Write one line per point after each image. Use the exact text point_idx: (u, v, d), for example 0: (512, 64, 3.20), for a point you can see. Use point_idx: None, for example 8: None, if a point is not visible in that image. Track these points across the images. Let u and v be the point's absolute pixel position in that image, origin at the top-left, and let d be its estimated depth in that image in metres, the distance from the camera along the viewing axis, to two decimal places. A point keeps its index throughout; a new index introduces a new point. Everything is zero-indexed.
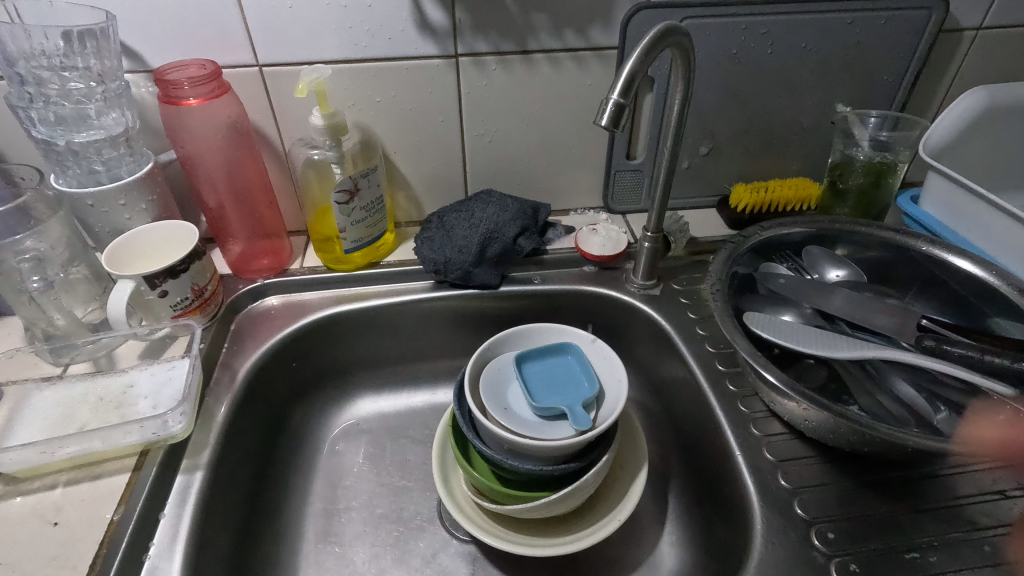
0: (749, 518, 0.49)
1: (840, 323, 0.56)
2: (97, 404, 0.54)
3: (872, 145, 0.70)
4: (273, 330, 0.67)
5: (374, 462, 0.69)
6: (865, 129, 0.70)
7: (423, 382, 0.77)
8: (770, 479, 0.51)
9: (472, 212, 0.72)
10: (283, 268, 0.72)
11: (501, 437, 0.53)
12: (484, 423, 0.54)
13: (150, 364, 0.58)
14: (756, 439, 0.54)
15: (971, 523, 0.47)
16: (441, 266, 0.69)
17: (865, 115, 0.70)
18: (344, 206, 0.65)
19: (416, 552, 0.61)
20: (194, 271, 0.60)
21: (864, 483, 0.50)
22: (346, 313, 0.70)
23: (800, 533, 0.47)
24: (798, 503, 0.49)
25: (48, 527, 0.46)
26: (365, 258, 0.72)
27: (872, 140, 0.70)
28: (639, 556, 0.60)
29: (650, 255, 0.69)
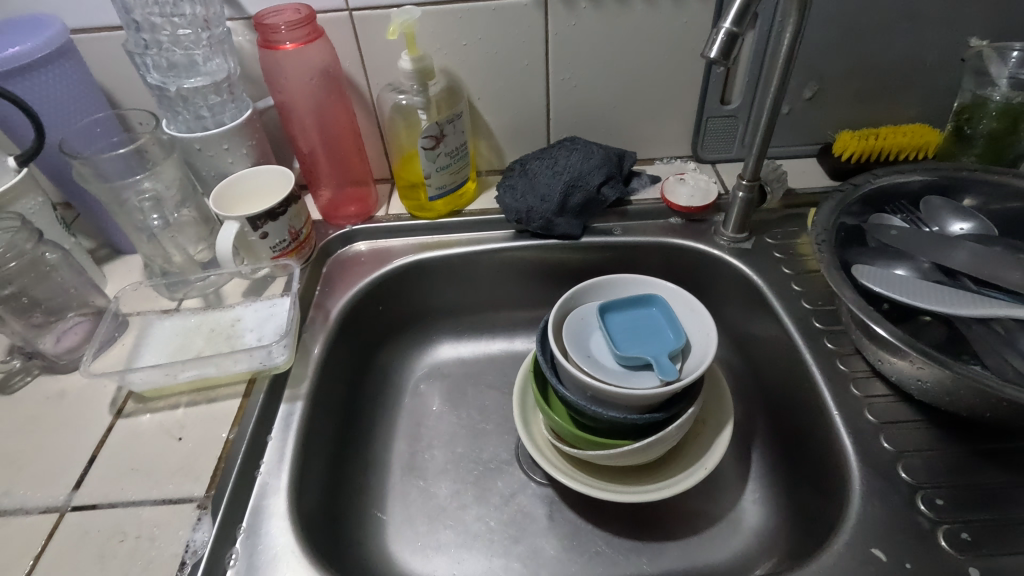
0: (846, 480, 0.47)
1: (963, 280, 0.51)
2: (210, 335, 0.58)
3: (1011, 84, 0.61)
4: (362, 273, 0.70)
5: (454, 405, 0.72)
6: (1003, 67, 0.61)
7: (501, 330, 0.78)
8: (871, 440, 0.48)
9: (556, 159, 0.70)
10: (370, 214, 0.74)
11: (585, 382, 0.54)
12: (567, 367, 0.54)
13: (254, 301, 0.61)
14: (856, 400, 0.51)
15: None
16: (523, 215, 0.69)
17: (1006, 49, 0.61)
18: (429, 152, 0.65)
19: (495, 491, 0.64)
20: (290, 214, 0.62)
21: (979, 451, 0.46)
22: (429, 260, 0.71)
23: (903, 497, 0.44)
24: (902, 466, 0.46)
25: (173, 441, 0.51)
26: (448, 206, 0.73)
27: (1011, 78, 0.61)
28: (719, 511, 0.60)
29: (743, 206, 0.65)
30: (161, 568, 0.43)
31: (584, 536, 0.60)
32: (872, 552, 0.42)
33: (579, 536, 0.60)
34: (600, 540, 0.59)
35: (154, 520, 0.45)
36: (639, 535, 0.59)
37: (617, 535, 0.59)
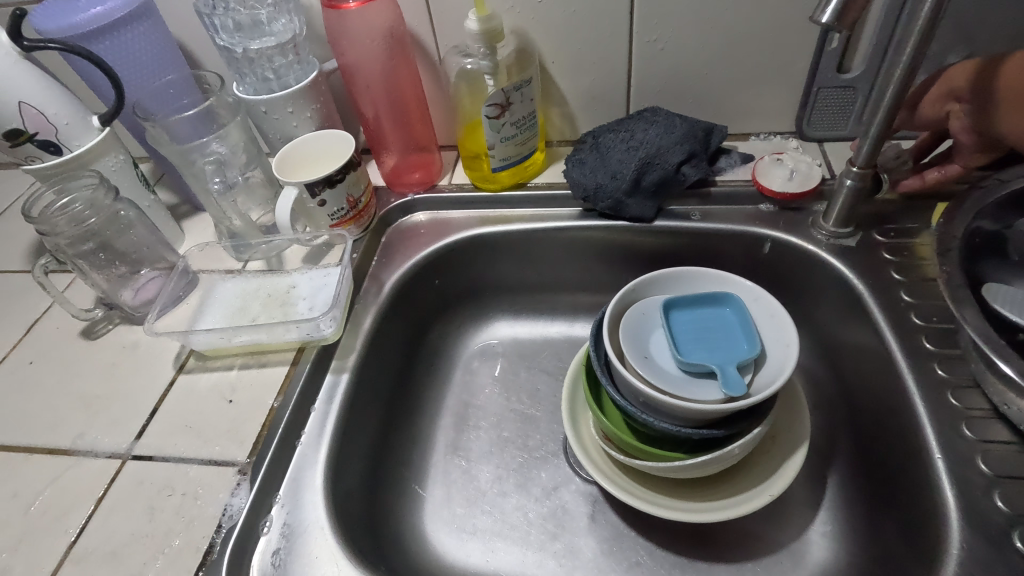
0: (941, 541, 0.39)
1: None
2: (266, 301, 0.59)
3: None
4: (419, 245, 0.68)
5: (505, 386, 0.70)
6: None
7: (561, 312, 0.74)
8: (980, 496, 0.40)
9: (632, 133, 0.64)
10: (433, 183, 0.72)
11: (638, 387, 0.49)
12: (619, 370, 0.50)
13: (310, 269, 0.61)
14: (966, 444, 0.43)
15: None
16: (591, 193, 0.63)
17: None
18: (494, 121, 0.61)
19: (538, 482, 0.61)
20: (349, 182, 0.61)
21: None
22: (489, 235, 0.68)
23: (1014, 573, 0.37)
24: (1018, 535, 0.38)
25: (224, 403, 0.53)
26: (513, 178, 0.69)
27: None
28: (780, 539, 0.54)
29: (850, 196, 0.56)
30: (201, 528, 0.44)
31: (626, 543, 0.56)
32: None
33: (620, 542, 0.56)
34: (643, 550, 0.56)
35: (199, 480, 0.47)
36: (686, 551, 0.55)
37: (662, 548, 0.55)
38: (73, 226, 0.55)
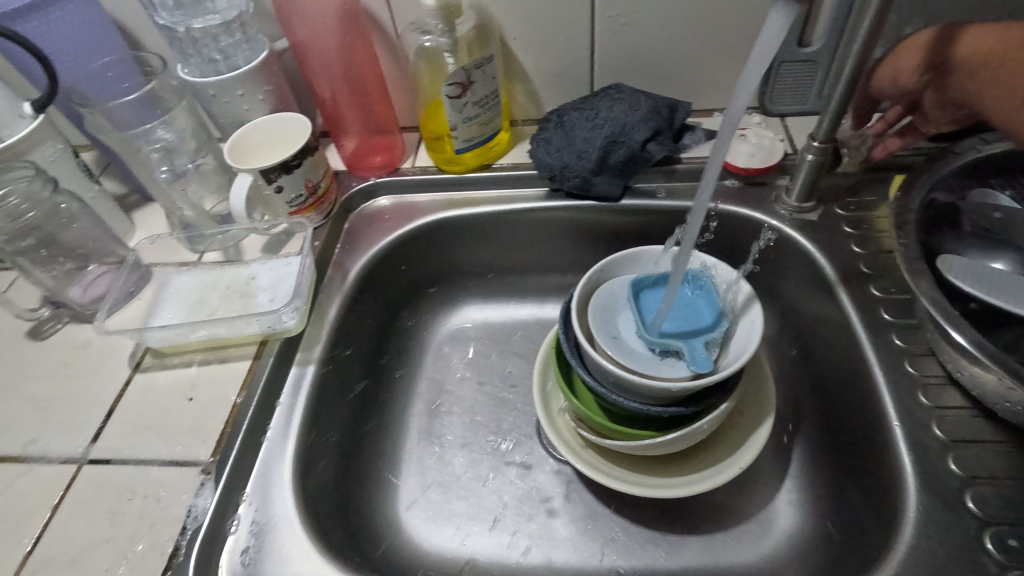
0: (899, 505, 0.41)
1: None
2: (225, 293, 0.57)
3: None
4: (384, 231, 0.66)
5: (477, 371, 0.69)
6: None
7: (531, 294, 0.74)
8: (936, 460, 0.41)
9: (597, 110, 0.63)
10: (396, 166, 0.70)
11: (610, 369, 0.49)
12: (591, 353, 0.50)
13: (270, 259, 0.59)
14: (923, 411, 0.44)
15: None
16: (557, 173, 0.63)
17: None
18: (455, 100, 0.59)
19: (512, 465, 0.61)
20: (307, 167, 0.59)
21: None
22: (455, 219, 0.67)
23: (966, 533, 0.38)
24: (970, 495, 0.40)
25: (184, 401, 0.51)
26: (478, 159, 0.67)
27: None
28: (748, 509, 0.55)
29: (812, 171, 0.56)
30: (164, 531, 0.43)
31: (600, 520, 0.57)
32: None
33: (595, 520, 0.57)
34: (617, 527, 0.56)
35: (161, 482, 0.46)
36: (660, 525, 0.56)
37: (636, 523, 0.56)
38: (9, 222, 0.52)
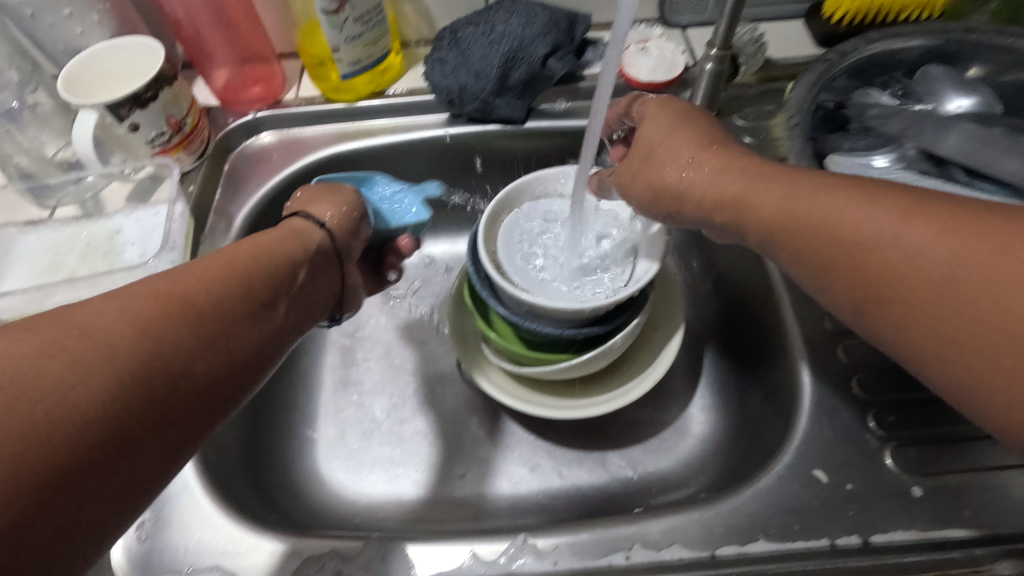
0: (795, 395, 0.43)
1: (879, 390, 0.42)
2: (85, 251, 0.50)
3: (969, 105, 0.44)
4: (272, 170, 0.60)
5: (393, 315, 0.66)
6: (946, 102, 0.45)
7: (443, 231, 0.71)
8: (826, 353, 0.44)
9: (491, 25, 0.58)
10: (277, 98, 0.62)
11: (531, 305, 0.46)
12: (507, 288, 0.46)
13: (136, 209, 0.52)
14: (816, 310, 0.46)
15: None
16: (455, 96, 0.59)
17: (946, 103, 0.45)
18: (333, 16, 0.52)
19: (434, 404, 0.60)
20: (165, 101, 0.51)
21: None
22: (350, 152, 0.61)
23: (853, 415, 0.41)
24: (857, 381, 0.43)
25: None
26: (369, 85, 0.61)
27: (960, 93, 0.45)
28: (666, 420, 0.56)
29: (711, 81, 0.55)
30: None
31: (526, 447, 0.57)
32: (813, 474, 0.39)
33: (519, 448, 0.57)
34: (542, 451, 0.56)
35: None
36: (583, 445, 0.56)
37: (560, 446, 0.56)
38: None
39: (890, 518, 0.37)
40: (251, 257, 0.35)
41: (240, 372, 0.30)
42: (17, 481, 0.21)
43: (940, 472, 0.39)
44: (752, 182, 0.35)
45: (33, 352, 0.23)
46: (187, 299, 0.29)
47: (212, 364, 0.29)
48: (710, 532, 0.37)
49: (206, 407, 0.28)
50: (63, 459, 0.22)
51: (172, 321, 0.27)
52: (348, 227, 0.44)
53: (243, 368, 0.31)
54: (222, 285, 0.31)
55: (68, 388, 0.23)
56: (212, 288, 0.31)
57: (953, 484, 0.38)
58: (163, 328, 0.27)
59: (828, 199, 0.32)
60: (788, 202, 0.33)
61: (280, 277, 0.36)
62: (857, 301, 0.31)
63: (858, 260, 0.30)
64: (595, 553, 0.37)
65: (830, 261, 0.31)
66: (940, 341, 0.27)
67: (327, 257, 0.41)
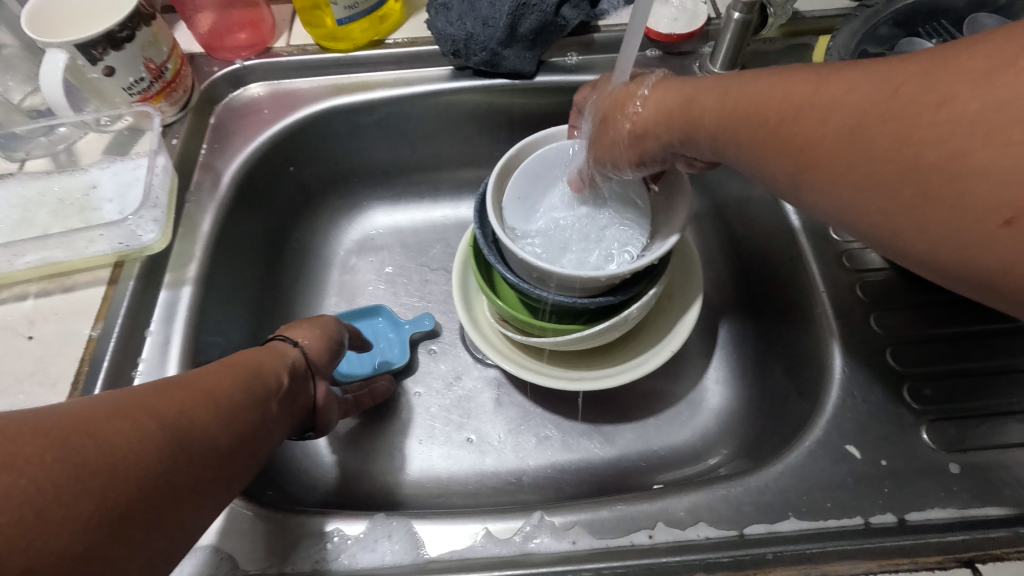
0: (824, 367, 0.41)
1: (912, 362, 0.40)
2: (57, 207, 0.45)
3: None
4: (262, 124, 0.55)
5: (392, 283, 0.63)
6: None
7: (444, 194, 0.67)
8: (858, 322, 0.42)
9: None
10: (265, 46, 0.57)
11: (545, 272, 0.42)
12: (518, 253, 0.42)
13: (113, 162, 0.48)
14: (846, 278, 0.44)
15: None
16: (461, 46, 0.54)
17: None
18: None
19: (436, 375, 0.57)
20: (142, 41, 0.46)
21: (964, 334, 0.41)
22: (346, 106, 0.57)
23: (887, 388, 0.39)
24: (890, 352, 0.40)
25: (22, 341, 0.41)
26: (366, 33, 0.56)
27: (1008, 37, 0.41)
28: (679, 392, 0.54)
29: (738, 32, 0.51)
30: None
31: (533, 420, 0.54)
32: (845, 449, 0.37)
33: (526, 420, 0.54)
34: (550, 425, 0.54)
35: None
36: (593, 418, 0.54)
37: (568, 419, 0.54)
38: None
39: (926, 496, 0.35)
40: (253, 356, 0.34)
41: (245, 459, 0.29)
42: (64, 541, 0.20)
43: (978, 448, 0.37)
44: (696, 97, 0.33)
45: (96, 420, 0.23)
46: (204, 392, 0.28)
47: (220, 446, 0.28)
48: (738, 511, 0.35)
49: (216, 494, 0.27)
50: (101, 526, 0.21)
51: (194, 404, 0.27)
52: (330, 361, 0.41)
53: (248, 455, 0.30)
54: (231, 379, 0.31)
55: (121, 457, 0.22)
56: (235, 372, 0.31)
57: (992, 461, 0.36)
58: (185, 410, 0.26)
59: (780, 87, 0.28)
60: (740, 100, 0.30)
61: (271, 383, 0.33)
62: (869, 211, 0.25)
63: (846, 159, 0.25)
64: (616, 532, 0.35)
65: (816, 169, 0.27)
66: (1012, 185, 0.20)
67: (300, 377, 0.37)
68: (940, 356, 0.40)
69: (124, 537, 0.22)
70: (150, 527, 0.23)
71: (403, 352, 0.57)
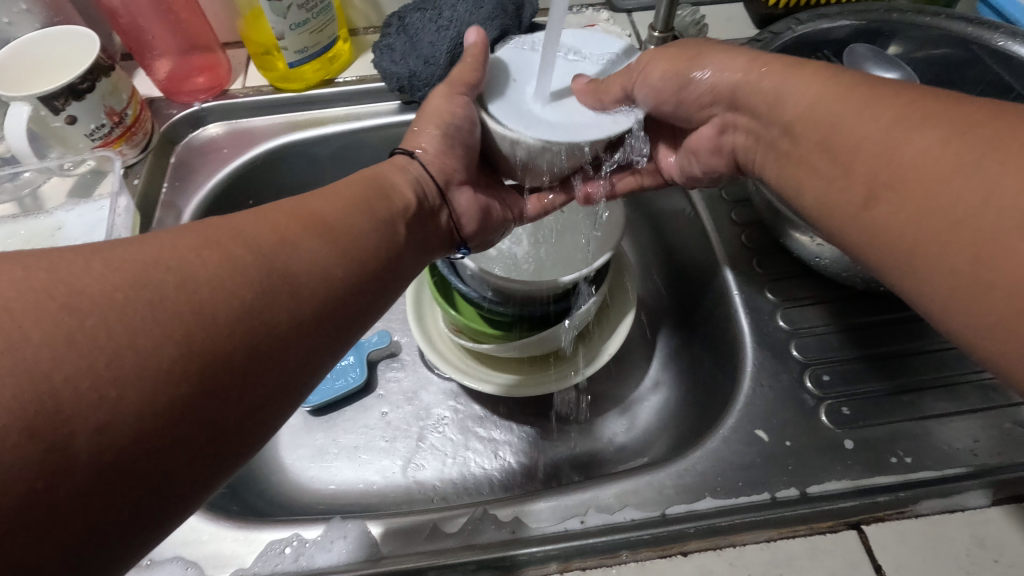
0: (739, 361, 0.45)
1: (814, 352, 0.45)
2: (25, 249, 0.48)
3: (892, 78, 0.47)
4: (220, 162, 0.59)
5: None
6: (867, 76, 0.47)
7: None
8: (767, 319, 0.46)
9: (439, 10, 0.57)
10: (223, 88, 0.61)
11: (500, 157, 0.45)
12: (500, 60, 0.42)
13: (77, 204, 0.51)
14: (756, 278, 0.49)
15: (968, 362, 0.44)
16: (405, 82, 0.58)
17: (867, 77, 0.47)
18: (275, 3, 0.51)
19: (397, 390, 0.60)
20: (103, 91, 0.50)
21: (860, 323, 0.46)
22: (300, 141, 0.61)
23: (792, 376, 0.44)
24: (795, 344, 0.45)
25: None
26: (317, 73, 0.61)
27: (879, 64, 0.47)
28: (623, 393, 0.58)
29: None
30: None
31: (489, 427, 0.58)
32: (755, 433, 0.41)
33: (483, 428, 0.58)
34: (505, 430, 0.58)
35: None
36: (545, 422, 0.58)
37: (522, 424, 0.58)
38: None
39: (826, 470, 0.39)
40: (341, 202, 0.34)
41: (349, 305, 0.31)
42: (169, 375, 0.23)
43: (871, 425, 0.41)
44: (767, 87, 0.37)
45: (188, 250, 0.26)
46: (313, 226, 0.31)
47: (296, 310, 0.28)
48: (662, 493, 0.39)
49: (327, 340, 0.30)
50: (198, 368, 0.24)
51: (303, 238, 0.30)
52: (443, 167, 0.43)
53: (338, 312, 0.30)
54: (345, 213, 0.33)
55: (222, 298, 0.26)
56: (317, 226, 0.31)
57: (880, 435, 0.41)
58: (293, 244, 0.30)
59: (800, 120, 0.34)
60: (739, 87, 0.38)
61: (387, 211, 0.36)
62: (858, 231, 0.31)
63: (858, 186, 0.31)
64: (553, 519, 0.38)
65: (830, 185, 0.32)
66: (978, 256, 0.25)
67: (427, 201, 0.41)
68: (838, 344, 0.45)
69: (232, 376, 0.25)
70: (255, 371, 0.26)
71: (361, 372, 0.59)
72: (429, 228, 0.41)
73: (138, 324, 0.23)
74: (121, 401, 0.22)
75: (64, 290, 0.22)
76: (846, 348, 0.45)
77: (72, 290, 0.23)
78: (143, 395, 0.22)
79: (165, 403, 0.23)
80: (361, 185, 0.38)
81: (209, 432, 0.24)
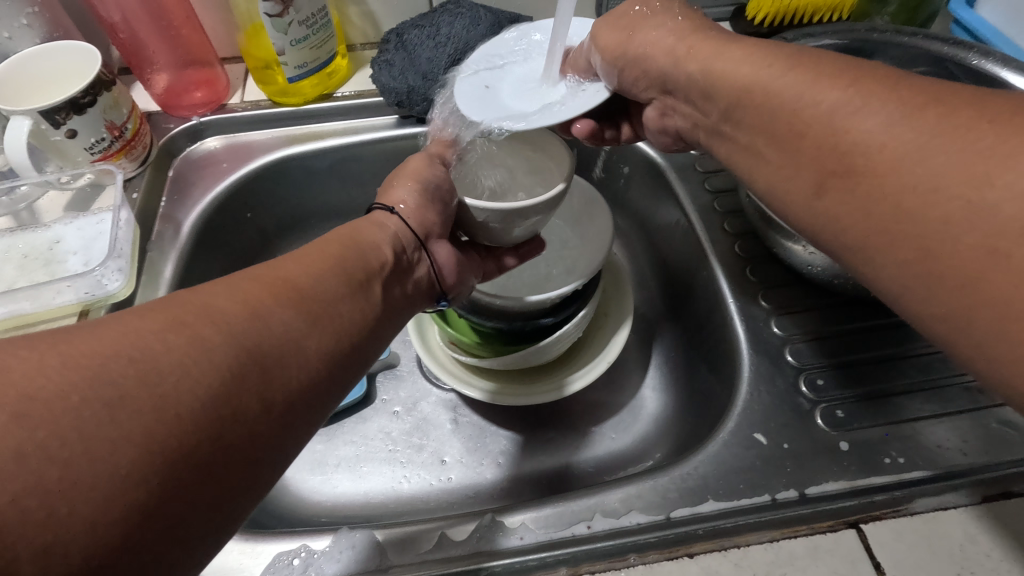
0: (736, 367, 0.47)
1: (808, 357, 0.46)
2: (22, 263, 0.48)
3: None
4: (219, 175, 0.59)
5: None
6: None
7: None
8: (762, 327, 0.48)
9: (437, 28, 0.58)
10: (221, 102, 0.61)
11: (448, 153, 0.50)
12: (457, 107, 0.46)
13: (75, 218, 0.50)
14: (750, 287, 0.50)
15: (952, 366, 0.45)
16: (404, 98, 0.59)
17: None
18: (277, 20, 0.52)
19: (396, 401, 0.60)
20: (104, 105, 0.50)
21: (849, 330, 0.48)
22: (299, 154, 0.61)
23: (787, 381, 0.45)
24: (789, 350, 0.47)
25: None
26: (316, 88, 0.61)
27: None
28: (621, 401, 0.59)
29: None
30: None
31: (489, 437, 0.58)
32: (754, 437, 0.42)
33: (482, 438, 0.58)
34: (505, 440, 0.58)
35: None
36: (544, 431, 0.58)
37: (522, 433, 0.58)
38: None
39: (823, 472, 0.41)
40: (319, 262, 0.33)
41: (326, 373, 0.30)
42: (149, 471, 0.22)
43: (863, 428, 0.43)
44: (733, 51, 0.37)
45: (153, 333, 0.25)
46: (286, 296, 0.30)
47: (273, 386, 0.27)
48: (665, 497, 0.40)
49: (304, 414, 0.29)
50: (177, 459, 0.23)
51: (276, 307, 0.29)
52: (423, 219, 0.41)
53: (311, 390, 0.29)
54: (320, 278, 0.32)
55: (196, 382, 0.24)
56: (295, 294, 0.30)
57: (874, 437, 0.42)
58: (267, 316, 0.28)
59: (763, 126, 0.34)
60: (708, 77, 0.38)
61: (362, 268, 0.35)
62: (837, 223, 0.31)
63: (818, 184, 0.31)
64: (560, 525, 0.39)
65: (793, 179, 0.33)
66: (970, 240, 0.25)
67: (406, 256, 0.39)
68: (831, 350, 0.47)
69: (211, 461, 0.24)
70: (229, 457, 0.25)
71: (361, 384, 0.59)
72: (411, 279, 0.40)
73: (93, 427, 0.21)
74: (75, 514, 0.20)
75: (16, 393, 0.21)
76: (837, 353, 0.46)
77: (25, 392, 0.21)
78: (106, 502, 0.21)
79: (132, 505, 0.22)
80: (340, 241, 0.36)
81: (181, 528, 0.23)
